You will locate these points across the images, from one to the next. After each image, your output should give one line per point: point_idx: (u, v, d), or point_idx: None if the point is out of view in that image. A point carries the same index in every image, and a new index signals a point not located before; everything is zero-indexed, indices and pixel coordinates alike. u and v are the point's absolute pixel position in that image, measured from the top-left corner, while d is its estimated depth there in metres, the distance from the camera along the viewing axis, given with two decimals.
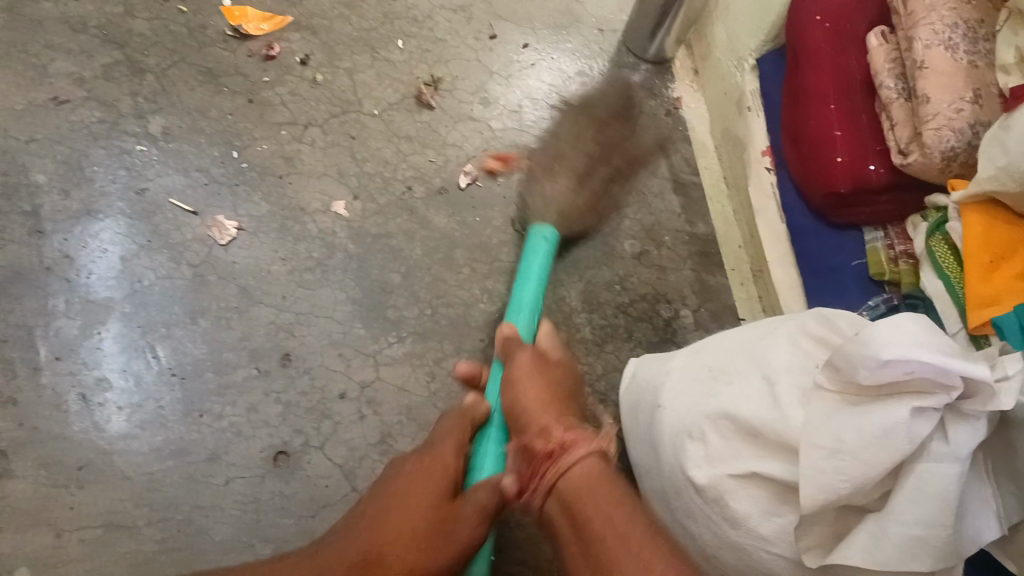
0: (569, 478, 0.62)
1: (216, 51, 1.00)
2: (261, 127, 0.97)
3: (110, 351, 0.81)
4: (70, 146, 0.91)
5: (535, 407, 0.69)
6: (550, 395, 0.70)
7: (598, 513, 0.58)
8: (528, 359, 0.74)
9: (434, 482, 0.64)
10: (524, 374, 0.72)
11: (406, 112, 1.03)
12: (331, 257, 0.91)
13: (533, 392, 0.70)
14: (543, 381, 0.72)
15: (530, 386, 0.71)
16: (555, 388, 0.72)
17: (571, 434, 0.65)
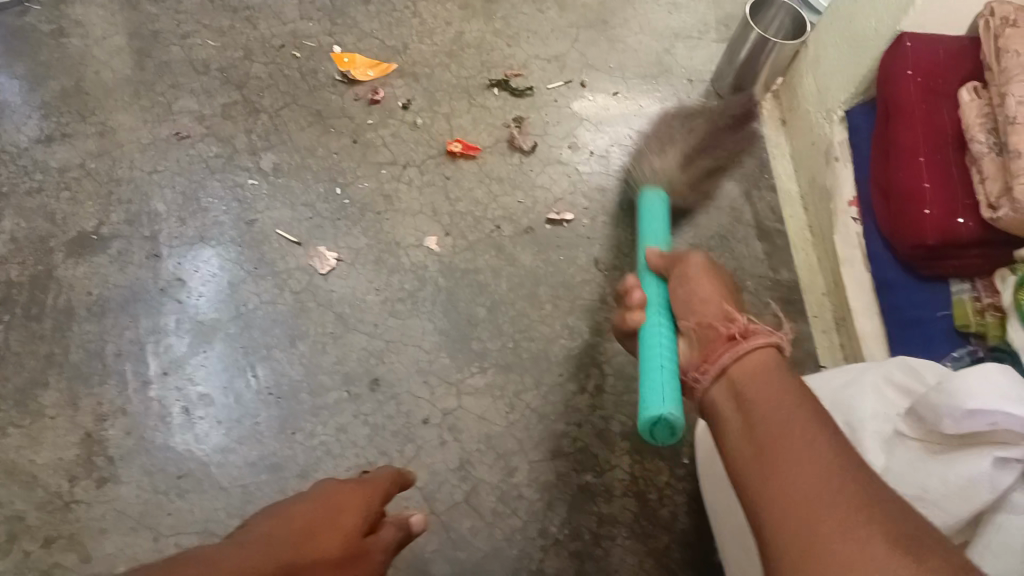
0: (740, 365, 0.57)
1: (325, 94, 1.07)
2: (363, 166, 1.03)
3: (213, 368, 0.86)
4: (188, 178, 0.98)
5: (717, 314, 0.63)
6: (721, 299, 0.65)
7: (766, 394, 0.53)
8: (704, 268, 0.68)
9: (351, 515, 0.59)
10: (715, 295, 0.65)
11: (499, 155, 1.07)
12: (422, 289, 0.95)
13: (706, 287, 0.66)
14: (723, 293, 0.66)
15: (710, 291, 0.66)
16: (739, 305, 0.65)
17: (753, 325, 0.60)
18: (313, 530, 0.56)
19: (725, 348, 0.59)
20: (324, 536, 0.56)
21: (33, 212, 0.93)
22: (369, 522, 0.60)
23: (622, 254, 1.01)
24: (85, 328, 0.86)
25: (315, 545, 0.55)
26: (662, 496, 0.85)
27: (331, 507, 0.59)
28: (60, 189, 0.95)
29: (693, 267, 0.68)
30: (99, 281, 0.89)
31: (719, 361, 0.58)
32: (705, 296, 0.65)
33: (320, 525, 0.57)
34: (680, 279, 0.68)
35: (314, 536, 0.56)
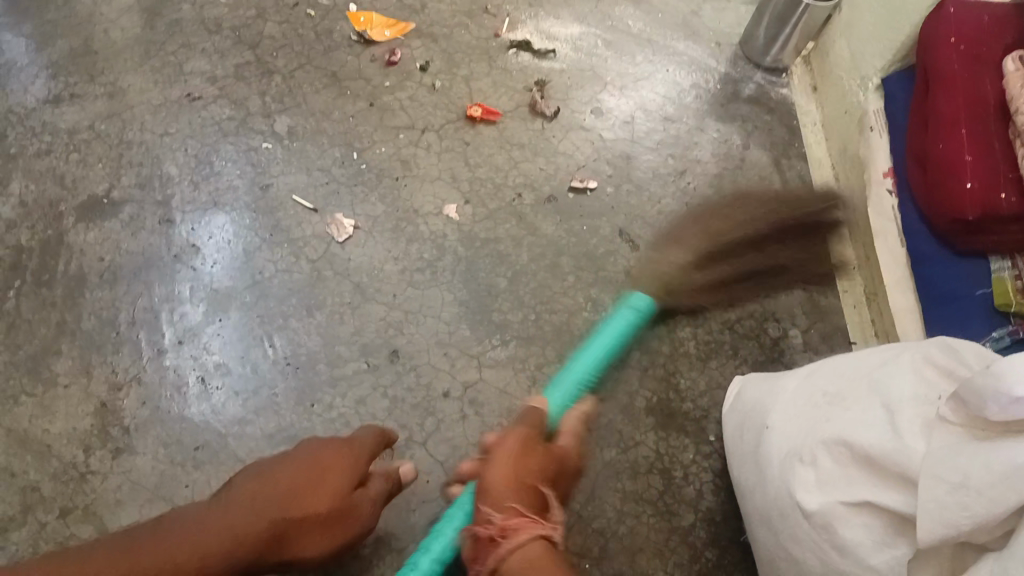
0: (507, 564, 0.61)
1: (340, 55, 1.04)
2: (380, 131, 1.00)
3: (229, 338, 0.84)
4: (201, 141, 0.95)
5: (519, 485, 0.66)
6: (517, 488, 0.66)
7: None
8: (528, 435, 0.71)
9: (341, 473, 0.65)
10: (517, 456, 0.68)
11: (520, 120, 1.04)
12: (441, 258, 0.93)
13: (502, 471, 0.67)
14: (529, 467, 0.68)
15: (505, 466, 0.68)
16: (525, 474, 0.68)
17: (513, 519, 0.62)
18: (295, 496, 0.63)
19: (490, 549, 0.63)
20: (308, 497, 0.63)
21: (42, 175, 0.90)
22: (358, 476, 0.66)
23: (647, 225, 0.99)
24: (97, 296, 0.84)
25: (299, 508, 0.63)
26: (687, 473, 0.85)
27: (317, 467, 0.65)
28: (69, 151, 0.92)
29: (488, 452, 0.70)
30: (111, 248, 0.87)
31: (491, 558, 0.62)
32: (503, 482, 0.66)
33: (303, 489, 0.64)
34: (481, 488, 0.67)
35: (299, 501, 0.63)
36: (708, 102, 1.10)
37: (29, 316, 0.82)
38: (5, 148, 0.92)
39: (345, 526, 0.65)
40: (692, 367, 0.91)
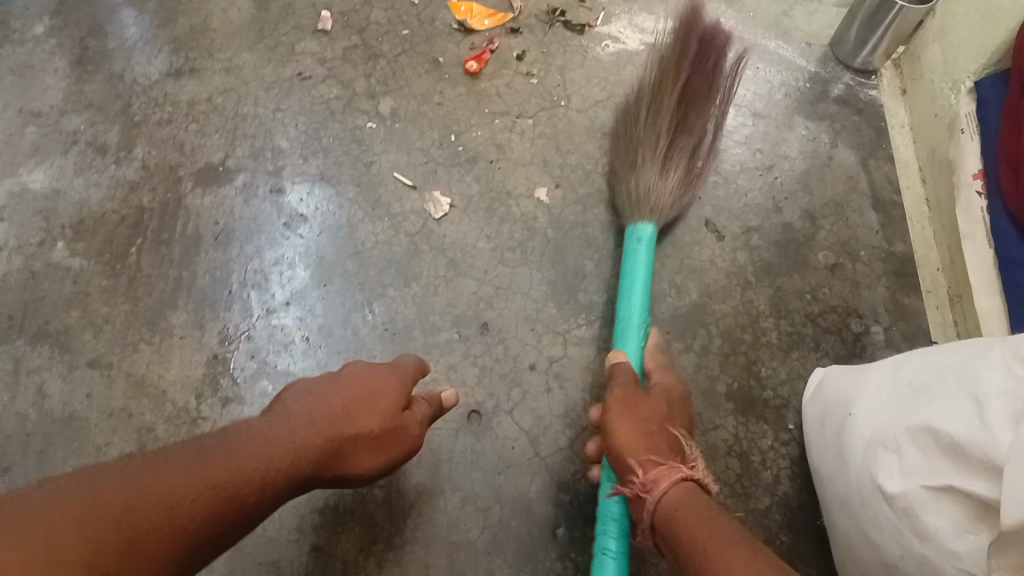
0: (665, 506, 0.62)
1: (441, 42, 1.08)
2: (477, 116, 1.03)
3: (329, 302, 0.89)
4: (311, 119, 1.00)
5: (646, 434, 0.69)
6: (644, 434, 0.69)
7: (692, 534, 0.57)
8: (643, 394, 0.74)
9: (388, 398, 0.69)
10: (640, 405, 0.72)
11: (611, 110, 1.06)
12: (531, 239, 0.96)
13: (624, 429, 0.70)
14: (666, 421, 0.72)
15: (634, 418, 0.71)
16: (655, 419, 0.71)
17: (654, 473, 0.65)
18: (353, 411, 0.66)
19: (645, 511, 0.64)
20: (363, 413, 0.67)
21: (163, 142, 0.94)
22: (404, 399, 0.71)
23: (731, 216, 1.01)
24: (211, 256, 0.88)
25: (352, 425, 0.66)
26: (765, 458, 0.87)
27: (366, 388, 0.69)
28: (188, 121, 0.96)
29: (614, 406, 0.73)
30: (225, 213, 0.91)
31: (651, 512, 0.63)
32: (631, 438, 0.69)
33: (358, 403, 0.67)
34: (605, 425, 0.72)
35: (354, 415, 0.66)
36: (797, 99, 1.11)
37: (149, 272, 0.86)
38: (128, 115, 0.96)
39: (395, 444, 0.69)
40: (774, 357, 0.93)
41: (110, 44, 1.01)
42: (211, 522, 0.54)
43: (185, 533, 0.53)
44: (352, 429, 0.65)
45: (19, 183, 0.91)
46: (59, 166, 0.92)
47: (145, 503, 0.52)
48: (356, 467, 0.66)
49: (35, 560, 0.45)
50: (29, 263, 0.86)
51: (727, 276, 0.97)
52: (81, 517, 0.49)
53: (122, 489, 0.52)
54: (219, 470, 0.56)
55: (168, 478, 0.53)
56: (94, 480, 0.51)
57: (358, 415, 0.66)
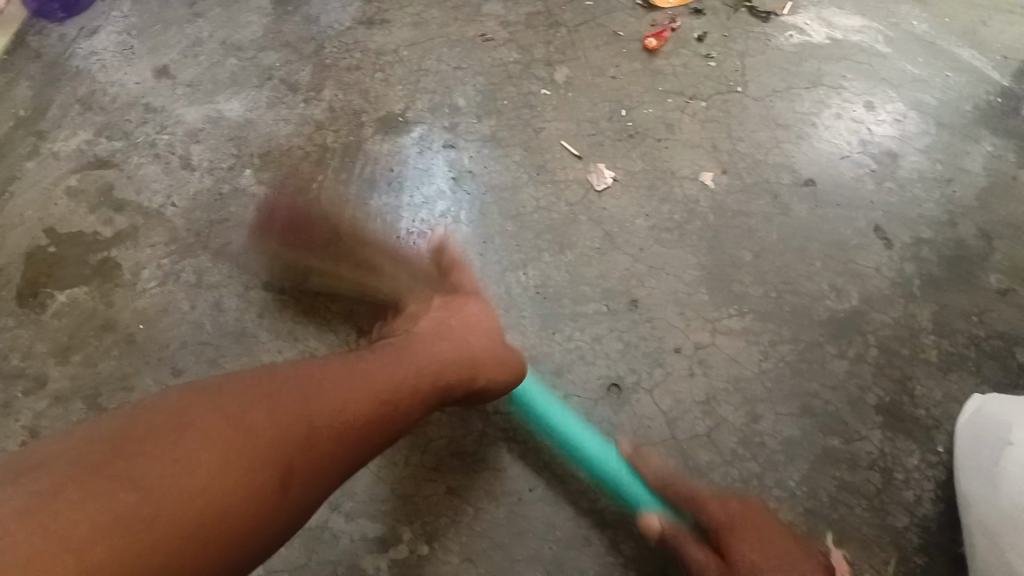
0: None
1: (623, 17, 1.08)
2: (650, 93, 1.03)
3: (486, 258, 0.91)
4: (488, 79, 1.02)
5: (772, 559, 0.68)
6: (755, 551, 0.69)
7: None
8: (743, 511, 0.73)
9: (494, 350, 0.71)
10: (763, 526, 0.71)
11: (787, 100, 1.04)
12: (690, 222, 0.95)
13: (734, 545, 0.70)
14: (792, 547, 0.70)
15: (750, 541, 0.70)
16: (780, 540, 0.70)
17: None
18: (469, 358, 0.68)
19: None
20: (478, 364, 0.68)
21: (349, 87, 0.99)
22: (506, 352, 0.73)
23: (901, 223, 0.98)
24: (383, 200, 0.92)
25: (471, 372, 0.67)
26: (908, 477, 0.84)
27: (474, 339, 0.70)
28: (374, 70, 1.00)
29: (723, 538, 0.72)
30: (400, 161, 0.95)
31: None
32: (755, 557, 0.68)
33: (472, 351, 0.69)
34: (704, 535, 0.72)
35: (473, 364, 0.68)
36: (989, 113, 1.05)
37: (325, 207, 0.91)
38: (320, 57, 1.00)
39: (494, 396, 0.72)
40: (930, 376, 0.89)
41: None
42: (362, 439, 0.54)
43: (348, 436, 0.53)
44: (468, 372, 0.67)
45: (216, 109, 0.96)
46: (253, 98, 0.97)
47: (303, 420, 0.51)
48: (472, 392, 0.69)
49: (186, 491, 0.44)
50: (218, 185, 0.91)
51: (890, 286, 0.94)
52: (254, 410, 0.49)
53: (280, 410, 0.50)
54: (370, 391, 0.56)
55: (318, 400, 0.53)
56: (253, 382, 0.52)
57: (475, 364, 0.68)
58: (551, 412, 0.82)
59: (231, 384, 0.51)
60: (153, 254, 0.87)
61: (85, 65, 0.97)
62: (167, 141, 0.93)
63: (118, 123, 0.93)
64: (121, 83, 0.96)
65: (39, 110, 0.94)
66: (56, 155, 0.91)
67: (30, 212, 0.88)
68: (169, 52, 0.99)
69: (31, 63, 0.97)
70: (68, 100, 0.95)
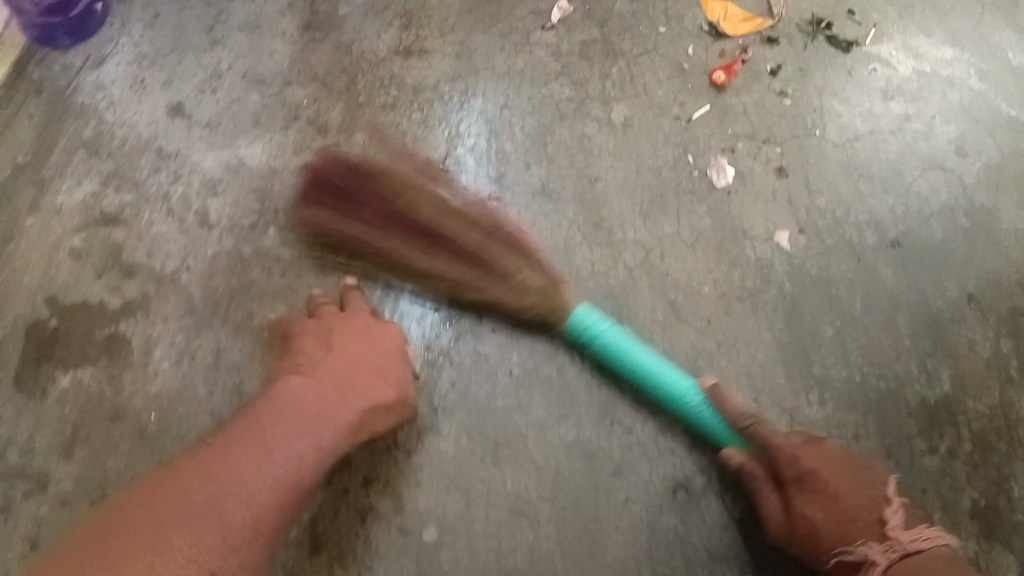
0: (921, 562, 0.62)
1: (687, 45, 0.96)
2: (718, 136, 0.92)
3: (534, 334, 0.80)
4: (539, 121, 0.91)
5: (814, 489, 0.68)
6: (826, 517, 0.67)
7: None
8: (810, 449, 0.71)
9: (378, 359, 0.74)
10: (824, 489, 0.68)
11: (872, 147, 0.93)
12: (764, 290, 0.86)
13: (816, 501, 0.68)
14: (851, 479, 0.69)
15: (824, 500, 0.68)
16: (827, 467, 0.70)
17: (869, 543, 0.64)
18: (367, 383, 0.71)
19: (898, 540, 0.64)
20: (367, 380, 0.71)
21: (385, 130, 0.89)
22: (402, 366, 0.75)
23: (997, 290, 0.88)
24: None
25: (369, 396, 0.70)
26: None
27: (370, 364, 0.73)
28: (413, 108, 0.90)
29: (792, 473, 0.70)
30: None
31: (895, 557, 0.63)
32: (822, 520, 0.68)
33: (365, 373, 0.72)
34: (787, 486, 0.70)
35: (360, 381, 0.71)
36: None
37: (362, 269, 0.81)
38: (353, 93, 0.90)
39: (403, 410, 0.74)
40: None
41: (340, 9, 0.94)
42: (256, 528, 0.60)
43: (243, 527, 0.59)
44: (363, 393, 0.70)
45: (236, 155, 0.86)
46: (277, 142, 0.87)
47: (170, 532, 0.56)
48: (369, 429, 0.71)
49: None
50: (239, 246, 0.82)
51: (986, 367, 0.84)
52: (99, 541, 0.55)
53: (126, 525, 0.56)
54: (252, 470, 0.61)
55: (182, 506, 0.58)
56: (146, 494, 0.59)
57: (367, 381, 0.71)
58: (630, 347, 0.75)
59: (149, 495, 0.59)
60: (166, 328, 0.78)
61: (91, 101, 0.88)
62: (183, 193, 0.84)
63: (127, 172, 0.84)
64: (132, 123, 0.87)
65: (41, 155, 0.85)
66: (60, 209, 0.82)
67: (29, 278, 0.79)
68: (185, 87, 0.89)
69: (31, 98, 0.87)
70: (73, 142, 0.85)
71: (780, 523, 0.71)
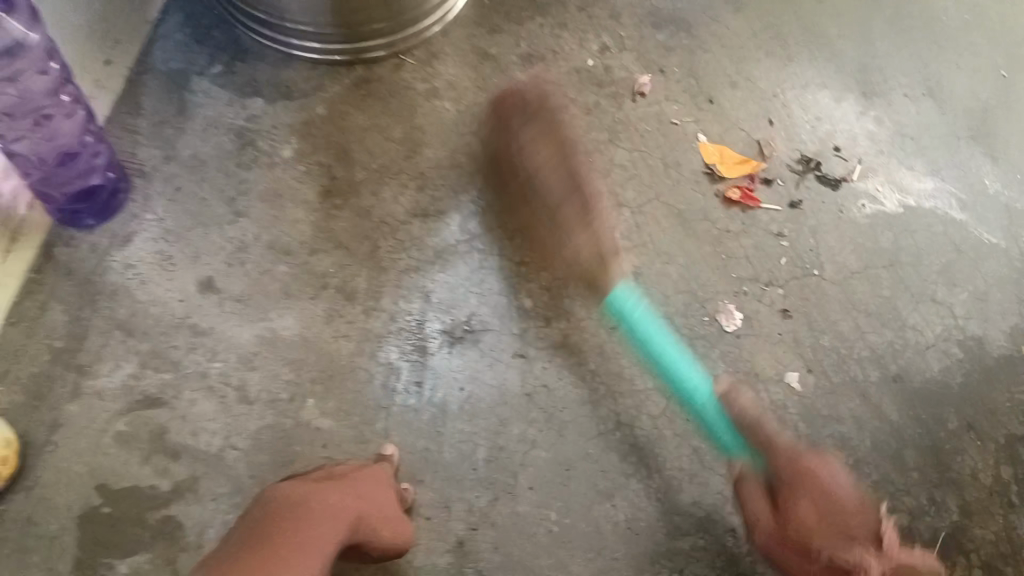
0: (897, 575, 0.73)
1: (688, 192, 1.03)
2: (722, 280, 0.98)
3: (569, 493, 0.85)
4: (555, 274, 0.95)
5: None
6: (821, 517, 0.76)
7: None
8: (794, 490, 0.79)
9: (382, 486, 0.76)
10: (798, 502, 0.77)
11: (868, 283, 1.00)
12: (781, 432, 0.90)
13: (810, 508, 0.77)
14: (842, 505, 0.77)
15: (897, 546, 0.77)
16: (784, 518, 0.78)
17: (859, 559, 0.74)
18: (361, 502, 0.71)
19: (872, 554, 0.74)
20: (364, 500, 0.72)
21: (412, 293, 0.93)
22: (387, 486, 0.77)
23: (993, 420, 0.93)
24: (459, 428, 0.87)
25: (361, 505, 0.71)
26: None
27: (358, 490, 0.73)
28: (437, 269, 0.95)
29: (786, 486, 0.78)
30: (471, 379, 0.89)
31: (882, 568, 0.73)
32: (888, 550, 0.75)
33: (353, 492, 0.72)
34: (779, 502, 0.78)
35: (358, 499, 0.71)
36: None
37: (398, 441, 0.85)
38: (377, 257, 0.94)
39: (398, 528, 0.74)
40: None
41: (357, 174, 0.98)
42: None
43: None
44: (361, 506, 0.71)
45: (270, 327, 0.89)
46: (308, 312, 0.90)
47: None
48: (371, 544, 0.71)
49: None
50: (280, 420, 0.85)
51: (990, 495, 0.89)
52: None
53: None
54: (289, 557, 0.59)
55: None
56: None
57: (359, 497, 0.72)
58: (674, 358, 0.86)
59: None
60: (216, 507, 0.81)
61: (122, 281, 0.90)
62: (221, 370, 0.86)
63: (164, 351, 0.87)
64: (164, 301, 0.89)
65: (76, 340, 0.87)
66: (101, 394, 0.84)
67: (79, 467, 0.81)
68: (213, 261, 0.92)
69: (62, 281, 0.89)
70: (107, 324, 0.88)
71: (767, 529, 0.79)
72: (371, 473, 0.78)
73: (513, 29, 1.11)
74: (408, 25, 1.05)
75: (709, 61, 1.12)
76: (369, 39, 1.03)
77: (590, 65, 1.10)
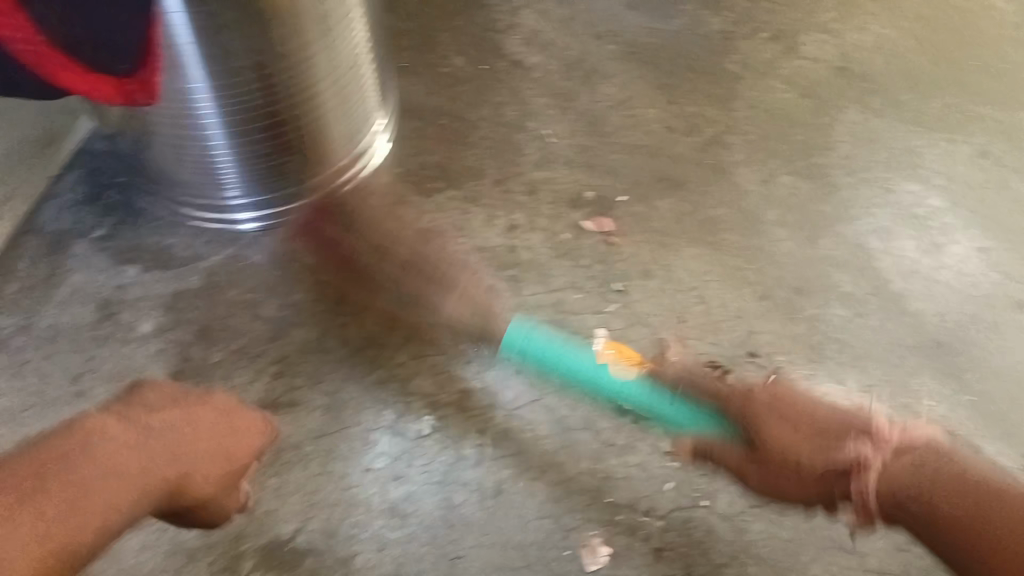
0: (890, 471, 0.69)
1: (575, 394, 0.90)
2: (597, 505, 0.83)
3: None
4: (404, 486, 0.84)
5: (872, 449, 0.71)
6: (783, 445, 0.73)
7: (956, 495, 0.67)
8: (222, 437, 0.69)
9: (159, 453, 0.63)
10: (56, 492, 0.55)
11: (767, 520, 0.82)
12: None
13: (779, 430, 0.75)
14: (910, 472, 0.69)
15: (778, 423, 0.75)
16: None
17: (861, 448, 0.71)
18: (178, 462, 0.63)
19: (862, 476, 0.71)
20: (137, 453, 0.61)
21: None
22: (223, 456, 0.68)
23: None
24: None
25: (175, 479, 0.64)
26: None
27: (189, 440, 0.66)
28: (270, 472, 0.84)
29: (139, 472, 0.60)
30: None
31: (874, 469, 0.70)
32: (788, 444, 0.73)
33: (163, 448, 0.64)
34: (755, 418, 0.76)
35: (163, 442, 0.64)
36: None
37: None
38: None
39: (149, 494, 0.61)
40: None
41: (213, 354, 0.92)
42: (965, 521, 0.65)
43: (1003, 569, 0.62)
44: (158, 471, 0.62)
45: None
46: None
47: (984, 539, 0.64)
48: (103, 526, 0.57)
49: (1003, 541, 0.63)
50: None
51: None
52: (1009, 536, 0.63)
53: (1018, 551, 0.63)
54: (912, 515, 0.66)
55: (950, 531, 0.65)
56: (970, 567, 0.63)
57: (116, 449, 0.61)
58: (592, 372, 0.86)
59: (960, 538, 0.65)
60: None
61: None
62: None
63: None
64: None
65: None
66: None
67: None
68: None
69: None
70: None
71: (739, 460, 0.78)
72: (255, 434, 0.72)
73: (419, 200, 1.06)
74: (324, 185, 1.06)
75: (626, 248, 1.01)
76: (288, 202, 1.05)
77: (492, 242, 1.02)
